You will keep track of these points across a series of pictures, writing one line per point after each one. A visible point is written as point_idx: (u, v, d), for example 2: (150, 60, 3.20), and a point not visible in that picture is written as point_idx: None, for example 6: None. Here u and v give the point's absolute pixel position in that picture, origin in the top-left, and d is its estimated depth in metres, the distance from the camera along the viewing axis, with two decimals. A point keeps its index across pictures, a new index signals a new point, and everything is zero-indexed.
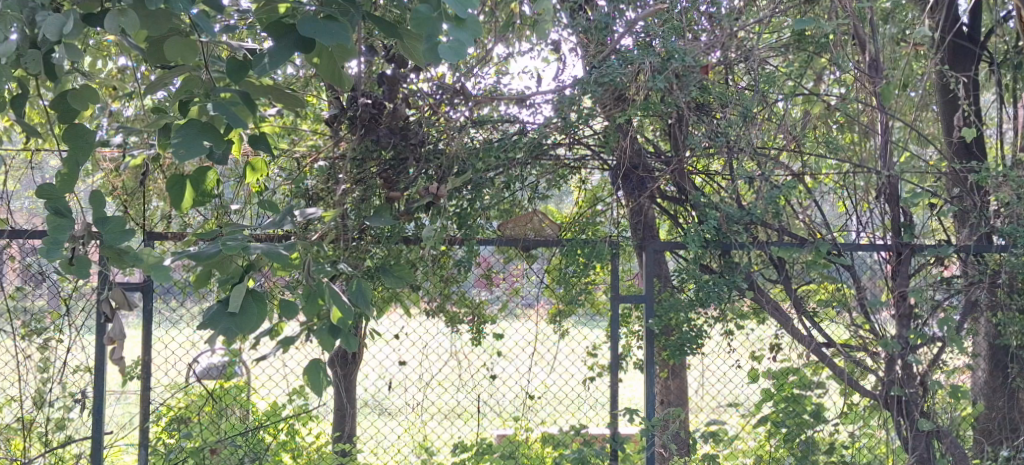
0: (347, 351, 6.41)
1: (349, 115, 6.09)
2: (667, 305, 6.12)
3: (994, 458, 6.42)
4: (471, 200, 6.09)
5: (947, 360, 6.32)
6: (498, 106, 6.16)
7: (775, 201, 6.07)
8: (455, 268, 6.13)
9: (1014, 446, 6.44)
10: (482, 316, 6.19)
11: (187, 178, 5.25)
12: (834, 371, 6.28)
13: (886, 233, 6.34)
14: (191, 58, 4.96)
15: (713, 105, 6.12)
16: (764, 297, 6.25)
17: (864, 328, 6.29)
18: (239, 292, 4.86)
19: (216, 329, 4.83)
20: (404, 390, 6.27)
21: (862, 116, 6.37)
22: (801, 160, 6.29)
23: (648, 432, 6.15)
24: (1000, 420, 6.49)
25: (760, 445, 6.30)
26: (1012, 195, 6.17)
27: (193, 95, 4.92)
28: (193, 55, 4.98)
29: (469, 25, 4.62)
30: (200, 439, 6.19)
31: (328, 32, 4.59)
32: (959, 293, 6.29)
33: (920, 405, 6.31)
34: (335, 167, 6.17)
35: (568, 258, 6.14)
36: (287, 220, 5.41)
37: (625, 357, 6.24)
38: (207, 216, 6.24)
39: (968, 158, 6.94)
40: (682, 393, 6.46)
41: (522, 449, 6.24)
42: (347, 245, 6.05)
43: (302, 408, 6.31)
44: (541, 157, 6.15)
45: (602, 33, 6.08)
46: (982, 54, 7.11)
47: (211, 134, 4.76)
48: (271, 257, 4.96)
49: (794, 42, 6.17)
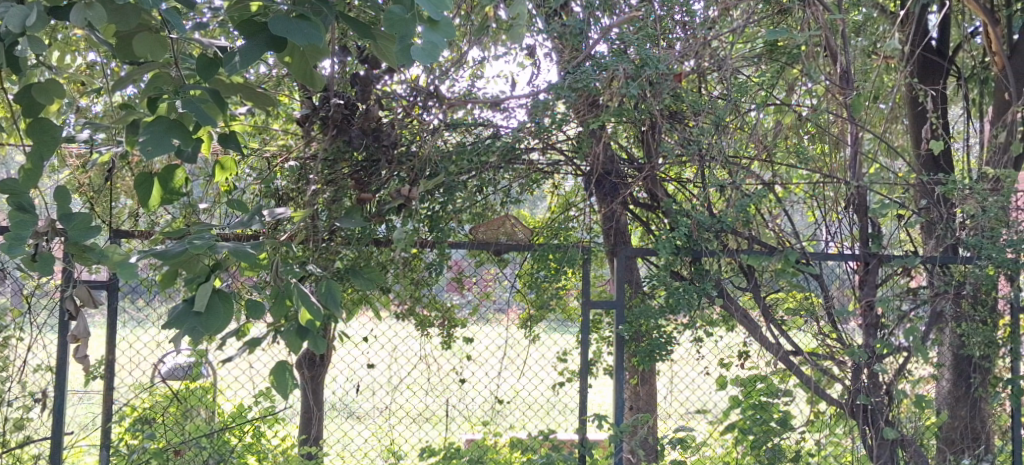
0: (314, 352, 6.40)
1: (320, 115, 6.03)
2: (639, 312, 6.10)
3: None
4: (443, 204, 6.05)
5: (911, 370, 6.36)
6: (473, 109, 6.17)
7: (746, 210, 6.08)
8: (426, 271, 6.10)
9: (976, 455, 6.58)
10: (452, 319, 6.16)
11: (155, 176, 5.22)
12: (801, 379, 6.27)
13: (854, 243, 6.38)
14: (160, 55, 4.96)
15: (686, 113, 6.14)
16: (734, 304, 6.24)
17: (831, 336, 6.30)
18: (205, 291, 4.82)
19: (181, 328, 4.79)
20: (372, 394, 6.36)
21: (833, 127, 6.48)
22: (773, 170, 6.31)
23: (616, 439, 6.08)
24: (962, 430, 6.66)
25: (727, 452, 6.30)
26: (977, 209, 6.20)
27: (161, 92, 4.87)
28: (163, 52, 4.98)
29: (443, 28, 4.60)
30: (163, 441, 6.09)
31: (300, 32, 4.56)
32: (925, 304, 6.34)
33: (885, 414, 6.34)
34: (306, 167, 6.16)
35: (540, 263, 6.13)
36: (255, 221, 5.38)
37: (595, 363, 6.21)
38: (175, 215, 6.16)
39: (935, 171, 7.03)
40: (650, 399, 6.46)
41: (490, 454, 6.20)
42: (316, 246, 5.99)
43: (269, 410, 6.27)
44: (514, 161, 6.13)
45: (577, 40, 6.10)
46: (949, 68, 7.19)
47: (179, 133, 4.72)
48: (236, 255, 4.95)
49: (766, 52, 6.28)
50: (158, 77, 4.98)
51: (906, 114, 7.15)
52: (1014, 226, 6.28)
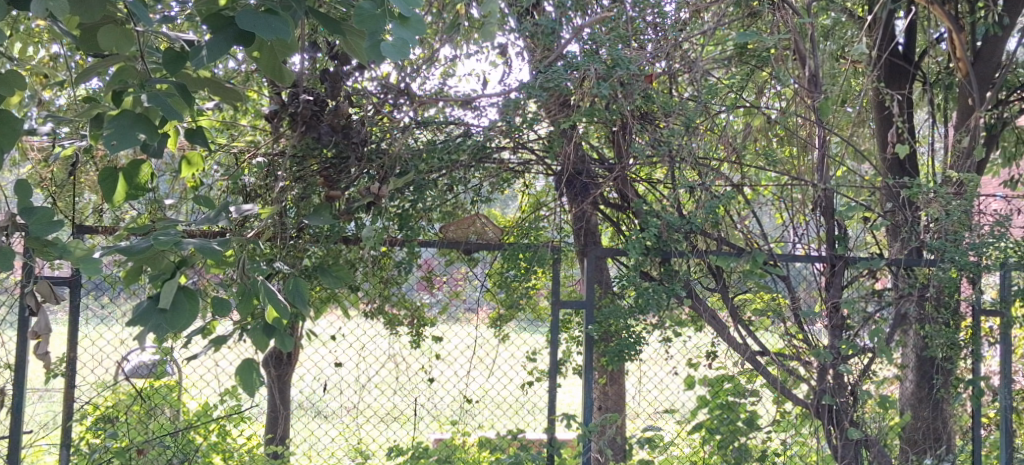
0: (281, 351, 6.37)
1: (289, 111, 6.04)
2: (608, 312, 6.09)
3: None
4: (413, 201, 6.02)
5: (877, 371, 6.39)
6: (444, 108, 6.15)
7: (714, 211, 6.11)
8: (394, 269, 6.07)
9: (938, 456, 6.62)
10: (421, 318, 6.13)
11: (120, 171, 5.16)
12: (767, 380, 6.28)
13: (821, 244, 6.43)
14: (125, 48, 4.92)
15: (656, 114, 6.15)
16: (702, 304, 6.26)
17: (798, 337, 6.32)
18: (171, 288, 4.77)
19: (145, 326, 4.74)
20: (339, 393, 6.20)
21: (801, 130, 6.52)
22: (741, 172, 6.35)
23: (585, 439, 6.09)
24: (925, 430, 6.66)
25: (694, 452, 6.26)
26: (941, 212, 6.24)
27: (126, 86, 4.81)
28: (129, 46, 4.94)
29: (413, 24, 4.61)
30: (127, 439, 6.04)
31: (267, 27, 4.53)
32: (889, 305, 6.37)
33: (849, 415, 6.37)
34: (274, 164, 6.11)
35: (510, 262, 6.10)
36: (221, 217, 5.37)
37: (564, 363, 6.20)
38: (140, 211, 6.12)
39: (901, 174, 7.04)
40: (619, 399, 6.46)
41: (458, 454, 6.16)
42: (284, 243, 5.98)
43: (235, 408, 6.20)
44: (484, 160, 6.11)
45: (549, 39, 6.10)
46: (916, 73, 7.23)
47: (145, 127, 4.67)
48: (203, 253, 4.91)
49: (736, 55, 6.35)
50: (124, 70, 4.95)
51: (873, 117, 7.16)
52: (977, 229, 6.31)
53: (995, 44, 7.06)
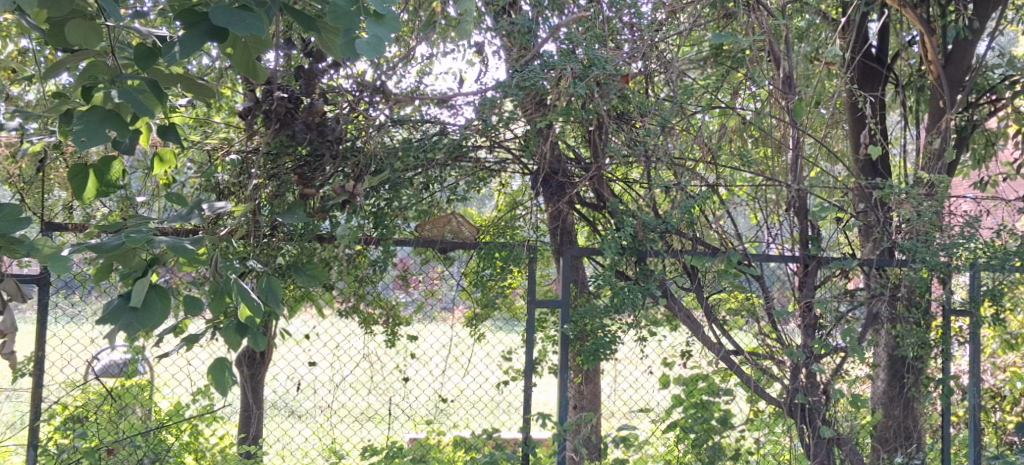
0: (254, 350, 6.36)
1: (264, 108, 5.98)
2: (584, 312, 6.08)
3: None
4: (389, 200, 6.01)
5: (848, 370, 6.43)
6: (420, 106, 6.13)
7: (690, 211, 6.11)
8: (370, 268, 6.04)
9: (908, 454, 6.63)
10: (397, 317, 6.11)
11: (91, 167, 5.13)
12: (741, 379, 6.31)
13: (795, 244, 6.44)
14: (94, 43, 4.88)
15: (633, 114, 6.18)
16: (677, 304, 6.28)
17: (771, 336, 6.33)
18: (142, 286, 4.75)
19: (116, 325, 4.72)
20: (314, 392, 6.16)
21: (776, 132, 6.54)
22: (717, 173, 6.30)
23: (560, 437, 6.09)
24: (895, 429, 6.72)
25: (669, 450, 6.27)
26: (913, 213, 6.28)
27: (97, 82, 4.82)
28: (98, 41, 4.90)
29: (388, 21, 4.57)
30: (96, 439, 5.99)
31: (242, 23, 4.50)
32: (862, 306, 6.40)
33: (822, 413, 6.38)
34: (248, 161, 6.08)
35: (485, 261, 6.08)
36: (193, 214, 5.31)
37: (540, 362, 6.17)
38: (111, 208, 6.06)
39: (873, 175, 7.06)
40: (595, 398, 6.41)
41: (433, 453, 6.13)
42: (257, 242, 5.94)
43: (207, 408, 6.15)
44: (461, 158, 6.11)
45: (525, 38, 6.11)
46: (888, 76, 7.31)
47: (115, 123, 4.65)
48: (175, 251, 4.88)
49: (712, 56, 6.41)
50: (94, 65, 4.88)
51: (845, 119, 7.22)
52: (949, 230, 6.34)
53: (967, 47, 7.09)
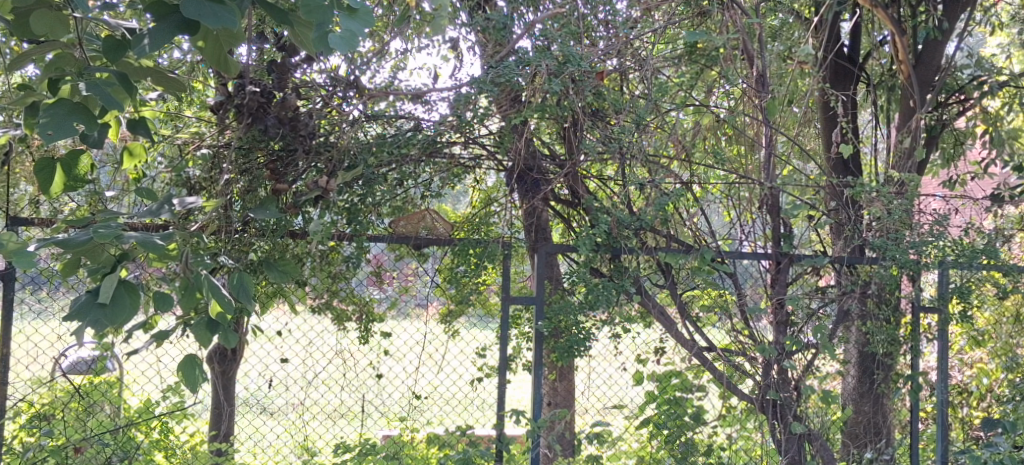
0: (226, 347, 6.34)
1: (236, 102, 6.00)
2: (558, 308, 6.07)
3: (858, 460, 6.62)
4: (363, 196, 5.95)
5: (819, 366, 6.43)
6: (394, 101, 6.10)
7: (663, 208, 6.11)
8: (343, 264, 6.00)
9: (877, 449, 6.61)
10: (370, 314, 6.07)
11: (59, 161, 5.09)
12: (714, 375, 6.31)
13: (767, 242, 6.46)
14: (61, 34, 4.81)
15: (607, 111, 6.20)
16: (651, 301, 6.28)
17: (744, 333, 6.33)
18: (109, 281, 4.72)
19: (83, 321, 4.68)
20: (286, 389, 6.17)
21: (749, 130, 6.55)
22: (690, 170, 6.35)
23: (534, 434, 6.08)
24: (866, 425, 6.66)
25: (641, 447, 6.27)
26: (883, 211, 6.29)
27: (63, 74, 4.75)
28: (65, 32, 4.84)
29: (361, 15, 4.56)
30: (63, 437, 5.92)
31: (214, 16, 4.45)
32: (833, 302, 6.42)
33: (794, 409, 6.39)
34: (219, 156, 6.06)
35: (460, 258, 6.07)
36: (163, 209, 5.32)
37: (514, 359, 6.14)
38: (79, 203, 5.99)
39: (844, 174, 7.12)
40: (568, 395, 6.41)
41: (407, 450, 6.15)
42: (229, 237, 5.92)
43: (177, 405, 6.10)
44: (434, 155, 6.10)
45: (500, 34, 6.13)
46: (860, 75, 7.32)
47: (82, 116, 4.61)
48: (143, 246, 4.83)
49: (686, 55, 6.51)
50: (61, 56, 4.86)
51: (818, 118, 7.25)
52: (918, 227, 6.37)
53: (936, 47, 7.15)
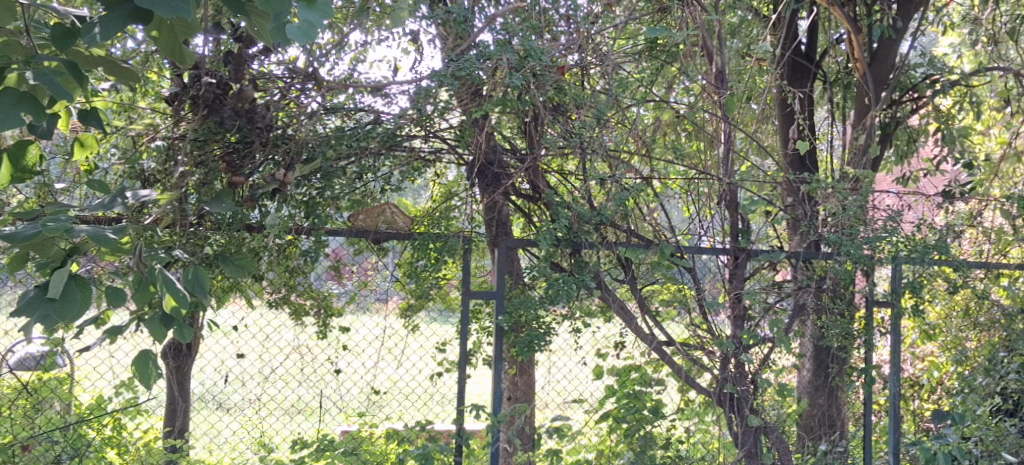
0: (180, 342, 6.24)
1: (190, 94, 5.92)
2: (519, 303, 6.04)
3: (812, 453, 6.61)
4: (320, 189, 5.92)
5: (775, 360, 6.45)
6: (353, 94, 6.06)
7: (625, 203, 6.11)
8: (301, 258, 5.96)
9: (831, 441, 6.65)
10: (329, 309, 6.06)
11: (5, 153, 5.00)
12: (673, 369, 6.32)
13: (725, 237, 6.46)
14: (8, 22, 4.71)
15: (568, 105, 6.15)
16: (610, 296, 6.25)
17: (702, 327, 6.36)
18: (59, 277, 4.65)
19: (32, 317, 4.60)
20: (241, 385, 6.16)
21: (708, 126, 6.56)
22: (651, 165, 6.31)
23: (494, 429, 6.05)
24: (821, 417, 6.73)
25: (601, 440, 6.26)
26: (839, 207, 6.33)
27: (11, 62, 4.68)
28: (11, 20, 4.74)
29: (319, 6, 4.50)
30: (9, 435, 5.84)
31: (167, 5, 4.38)
32: (789, 297, 6.46)
33: (750, 402, 6.41)
34: (174, 148, 5.96)
35: (420, 252, 6.05)
36: (116, 202, 5.24)
37: (474, 353, 6.15)
38: (28, 195, 5.89)
39: (800, 170, 7.10)
40: (529, 389, 6.33)
41: (365, 446, 6.09)
42: (183, 231, 5.79)
43: (131, 401, 6.04)
44: (394, 148, 6.06)
45: (461, 27, 6.06)
46: (816, 73, 7.38)
47: (30, 106, 4.53)
48: (95, 240, 4.79)
49: (647, 50, 6.44)
50: (8, 44, 4.78)
51: (777, 115, 7.26)
52: (872, 224, 6.40)
53: (891, 45, 7.17)
